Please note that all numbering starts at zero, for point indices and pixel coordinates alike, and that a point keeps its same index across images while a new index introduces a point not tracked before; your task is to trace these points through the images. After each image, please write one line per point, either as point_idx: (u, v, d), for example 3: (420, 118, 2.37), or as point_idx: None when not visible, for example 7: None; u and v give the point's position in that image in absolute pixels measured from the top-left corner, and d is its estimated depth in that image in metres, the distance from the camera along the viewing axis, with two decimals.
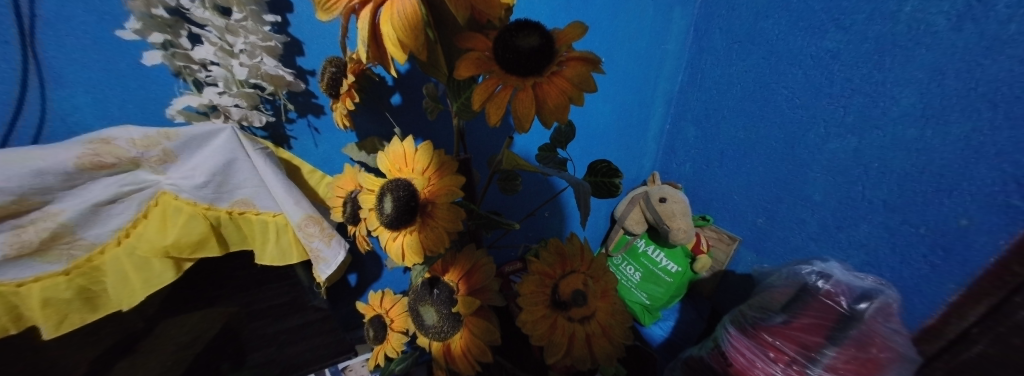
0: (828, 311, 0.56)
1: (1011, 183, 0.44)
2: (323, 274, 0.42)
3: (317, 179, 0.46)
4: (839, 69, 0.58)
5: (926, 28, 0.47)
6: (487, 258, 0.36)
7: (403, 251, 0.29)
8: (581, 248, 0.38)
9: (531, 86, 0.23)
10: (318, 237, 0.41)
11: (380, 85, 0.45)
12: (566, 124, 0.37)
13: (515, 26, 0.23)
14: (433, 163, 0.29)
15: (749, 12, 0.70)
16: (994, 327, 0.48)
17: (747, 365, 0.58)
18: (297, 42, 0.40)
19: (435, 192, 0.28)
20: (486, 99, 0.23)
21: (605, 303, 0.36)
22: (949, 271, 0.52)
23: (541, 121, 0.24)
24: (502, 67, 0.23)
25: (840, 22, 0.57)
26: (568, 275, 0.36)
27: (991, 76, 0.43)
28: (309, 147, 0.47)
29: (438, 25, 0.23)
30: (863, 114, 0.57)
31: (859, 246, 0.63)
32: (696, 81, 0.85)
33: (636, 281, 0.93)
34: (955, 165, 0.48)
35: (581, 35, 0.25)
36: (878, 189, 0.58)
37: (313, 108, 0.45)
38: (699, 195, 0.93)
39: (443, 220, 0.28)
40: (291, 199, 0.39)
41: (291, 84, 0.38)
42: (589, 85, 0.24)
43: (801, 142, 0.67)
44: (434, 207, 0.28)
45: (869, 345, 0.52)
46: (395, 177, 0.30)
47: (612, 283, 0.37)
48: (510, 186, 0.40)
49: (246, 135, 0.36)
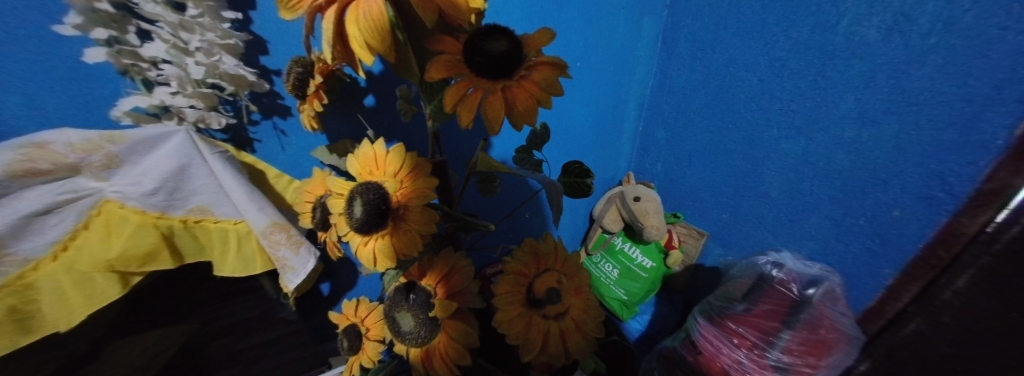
0: (782, 297, 0.62)
1: (933, 178, 0.50)
2: (291, 284, 0.40)
3: (284, 184, 0.44)
4: (788, 76, 0.64)
5: (860, 39, 0.53)
6: (467, 260, 0.36)
7: (375, 256, 0.28)
8: (554, 246, 0.39)
9: (500, 90, 0.24)
10: (285, 245, 0.39)
11: (352, 87, 0.44)
12: (542, 126, 0.38)
13: (483, 31, 0.23)
14: (406, 165, 0.29)
15: (710, 22, 0.74)
16: (925, 308, 0.55)
17: (715, 353, 0.63)
18: (260, 40, 0.38)
19: (405, 194, 0.28)
20: (459, 101, 0.23)
21: (578, 299, 0.37)
22: (888, 257, 0.59)
23: (511, 123, 0.24)
24: (473, 70, 0.23)
25: (788, 34, 0.62)
26: (542, 273, 0.37)
27: (914, 82, 0.48)
28: (275, 151, 0.44)
29: (408, 26, 0.23)
30: (811, 116, 0.62)
31: (812, 237, 0.68)
32: (665, 86, 0.88)
33: (614, 277, 0.97)
34: (887, 162, 0.54)
35: (549, 42, 0.26)
36: (823, 184, 0.63)
37: (279, 109, 0.42)
38: (671, 193, 0.97)
39: (416, 223, 0.28)
40: (254, 205, 0.37)
41: (254, 84, 0.36)
42: (556, 89, 0.25)
43: (758, 143, 0.72)
44: (405, 211, 0.28)
45: (818, 328, 0.58)
46: (366, 180, 0.29)
47: (585, 279, 0.38)
48: (488, 188, 0.40)
49: (202, 138, 0.34)
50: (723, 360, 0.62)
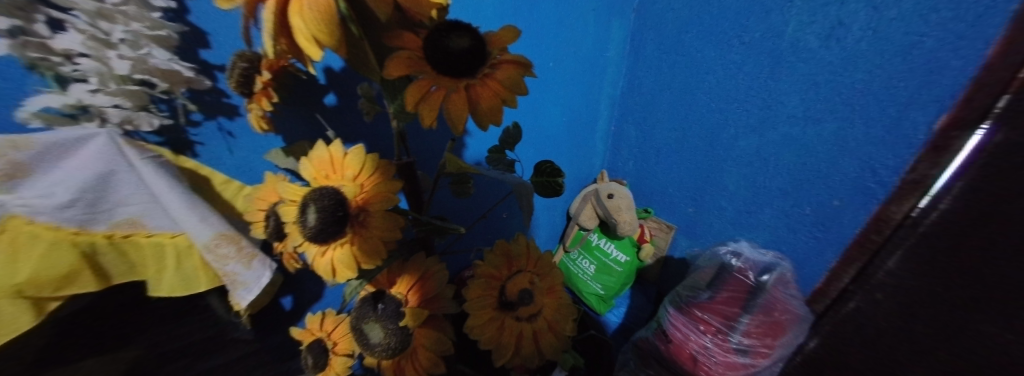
0: (741, 284, 0.69)
1: (867, 171, 0.57)
2: (243, 300, 0.34)
3: (234, 191, 0.37)
4: (742, 78, 0.68)
5: (803, 46, 0.58)
6: (441, 265, 0.35)
7: (333, 266, 0.26)
8: (527, 246, 0.38)
9: (463, 88, 0.23)
10: (234, 258, 0.32)
11: (310, 84, 0.39)
12: (514, 126, 0.38)
13: (446, 27, 0.22)
14: (367, 168, 0.27)
15: (673, 25, 0.77)
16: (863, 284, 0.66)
17: (683, 339, 0.68)
18: (199, 32, 0.31)
19: (365, 199, 0.26)
20: (421, 100, 0.22)
21: (551, 298, 0.38)
22: (831, 241, 0.66)
23: (476, 122, 0.23)
24: (435, 67, 0.22)
25: (742, 39, 0.65)
26: (514, 275, 0.37)
27: (849, 83, 0.54)
28: (221, 155, 0.37)
29: (365, 19, 0.21)
30: (763, 115, 0.67)
31: (768, 226, 0.74)
32: (634, 86, 0.91)
33: (591, 273, 0.99)
34: (828, 157, 0.60)
35: (514, 39, 0.26)
36: (775, 177, 0.69)
37: (223, 109, 0.35)
38: (642, 190, 1.01)
39: (376, 230, 0.26)
40: (196, 216, 0.30)
41: (192, 81, 0.29)
42: (521, 88, 0.25)
43: (717, 140, 0.76)
44: (365, 218, 0.26)
45: (773, 311, 0.66)
46: (323, 185, 0.26)
47: (556, 278, 0.39)
48: (462, 190, 0.39)
49: (128, 141, 0.27)
50: (691, 346, 0.67)
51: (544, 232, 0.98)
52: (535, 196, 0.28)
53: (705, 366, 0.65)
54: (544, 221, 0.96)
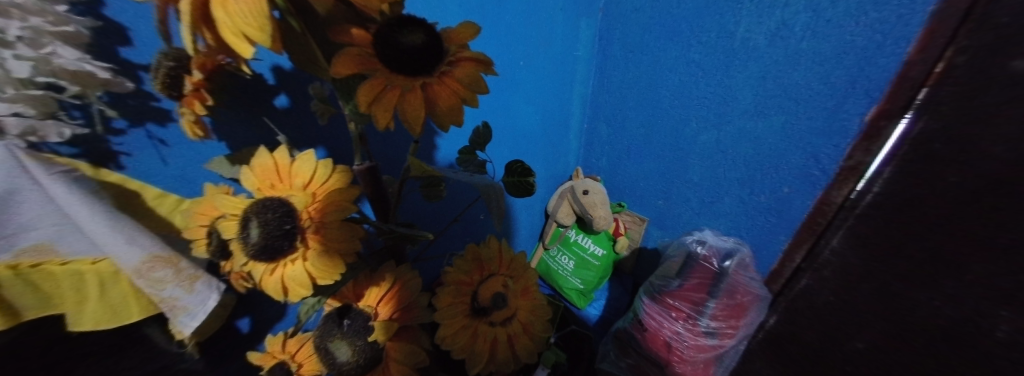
0: (706, 271, 0.73)
1: (813, 160, 0.62)
2: (186, 329, 0.28)
3: (170, 207, 0.31)
4: (701, 76, 0.71)
5: (752, 45, 0.62)
6: (412, 272, 0.33)
7: (285, 284, 0.24)
8: (497, 248, 0.37)
9: (420, 87, 0.22)
10: (172, 281, 0.27)
11: (259, 85, 0.33)
12: (485, 126, 0.37)
13: (397, 22, 0.21)
14: (319, 174, 0.24)
15: (638, 25, 0.79)
16: (813, 261, 0.72)
17: (657, 327, 0.73)
18: (117, 27, 0.25)
19: (319, 211, 0.24)
20: (374, 101, 0.21)
21: (525, 301, 0.38)
22: (782, 225, 0.72)
23: (434, 123, 0.23)
24: (387, 65, 0.21)
25: (699, 39, 0.69)
26: (487, 279, 0.36)
27: (794, 80, 0.59)
28: (153, 166, 0.31)
29: (308, 13, 0.19)
30: (721, 110, 0.71)
31: (729, 215, 0.79)
32: (604, 85, 0.94)
33: (570, 269, 1.01)
34: (778, 148, 0.65)
35: (473, 36, 0.25)
36: (733, 168, 0.74)
37: (154, 114, 0.29)
38: (615, 185, 1.04)
39: (332, 244, 0.23)
40: (121, 236, 0.24)
41: (111, 83, 0.24)
42: (480, 86, 0.24)
43: (681, 135, 0.80)
44: (320, 233, 0.23)
45: (736, 294, 0.71)
46: (270, 196, 0.24)
47: (531, 279, 0.39)
48: (434, 193, 0.37)
49: (31, 154, 0.22)
50: (665, 333, 0.72)
51: (523, 231, 0.98)
52: (505, 195, 0.27)
53: (677, 351, 0.71)
54: (525, 220, 0.96)
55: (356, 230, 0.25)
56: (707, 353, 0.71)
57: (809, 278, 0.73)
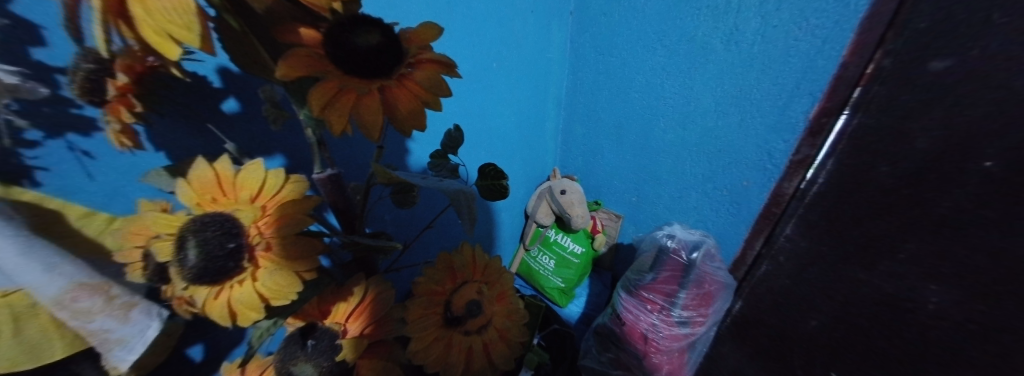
0: (677, 263, 0.76)
1: (768, 154, 0.66)
2: (121, 364, 0.22)
3: (98, 228, 0.25)
4: (666, 78, 0.75)
5: (710, 49, 0.66)
6: (384, 284, 0.32)
7: (233, 309, 0.20)
8: (471, 255, 0.37)
9: (377, 90, 0.21)
10: (104, 312, 0.21)
11: (203, 88, 0.30)
12: (456, 129, 0.37)
13: (350, 20, 0.19)
14: (267, 184, 0.22)
15: (606, 28, 0.81)
16: (773, 248, 0.77)
17: (634, 320, 0.76)
18: (27, 26, 0.22)
19: (269, 224, 0.21)
20: (328, 104, 0.19)
21: (501, 306, 0.38)
22: (743, 216, 0.76)
23: (395, 128, 0.21)
24: (340, 67, 0.19)
25: (663, 42, 0.72)
26: (460, 287, 0.35)
27: (749, 81, 0.63)
28: (78, 181, 0.27)
29: (250, 9, 0.18)
30: (684, 110, 0.74)
31: (696, 208, 0.83)
32: (577, 86, 0.95)
33: (551, 268, 1.02)
34: (736, 144, 0.70)
35: (434, 37, 0.25)
36: (698, 165, 0.78)
37: (78, 122, 0.25)
38: (591, 184, 1.06)
39: (285, 261, 0.21)
40: (36, 263, 0.19)
41: (24, 89, 0.20)
42: (443, 88, 0.23)
43: (650, 134, 0.83)
44: (270, 249, 0.21)
45: (704, 284, 0.75)
46: (209, 210, 0.21)
47: (507, 283, 0.39)
48: (406, 200, 0.35)
49: None
50: (642, 325, 0.76)
51: (503, 234, 0.98)
52: (478, 199, 0.26)
53: (654, 341, 0.75)
54: (505, 222, 0.96)
55: (317, 245, 0.22)
56: (681, 341, 0.75)
57: (768, 264, 0.79)
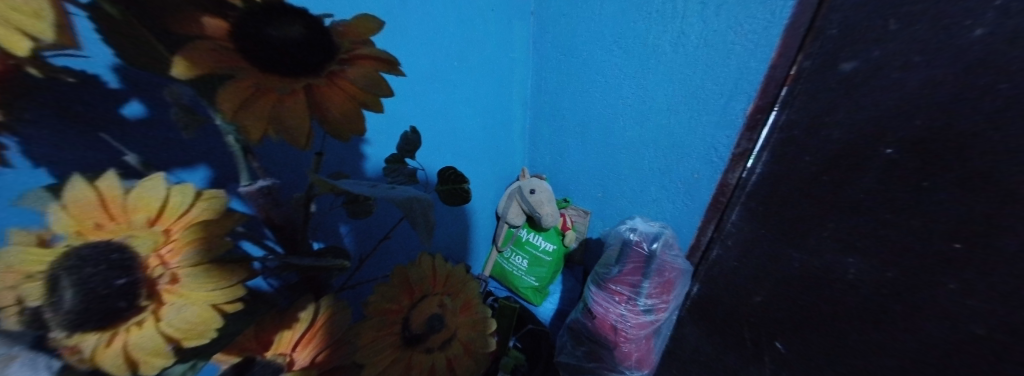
0: (639, 255, 0.80)
1: (717, 148, 0.72)
2: None
3: None
4: (623, 78, 0.78)
5: (660, 51, 0.70)
6: (341, 302, 0.28)
7: (133, 361, 0.16)
8: (431, 266, 0.35)
9: (304, 90, 0.19)
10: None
11: (104, 93, 0.26)
12: (413, 131, 0.35)
13: (266, 11, 0.17)
14: (172, 200, 0.17)
15: (566, 29, 0.83)
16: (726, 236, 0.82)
17: (603, 313, 0.79)
18: None
19: (177, 252, 0.16)
20: (242, 108, 0.17)
21: (466, 316, 0.37)
22: (696, 206, 0.82)
23: (327, 132, 0.20)
24: (254, 64, 0.17)
25: (619, 44, 0.75)
26: (420, 301, 0.33)
27: (696, 81, 0.67)
28: None
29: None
30: (641, 109, 0.78)
31: (656, 201, 0.87)
32: (541, 86, 0.96)
33: (524, 268, 1.04)
34: (686, 140, 0.75)
35: (372, 31, 0.23)
36: (656, 160, 0.82)
37: None
38: (559, 182, 1.08)
39: (207, 292, 0.17)
40: None
41: None
42: (382, 87, 0.22)
43: (612, 132, 0.87)
44: (179, 283, 0.16)
45: (665, 272, 0.79)
46: (92, 238, 0.15)
47: (471, 292, 0.38)
48: (360, 209, 0.32)
49: None
50: (611, 317, 0.79)
51: (470, 237, 0.96)
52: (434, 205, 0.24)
53: (622, 331, 0.78)
54: (473, 224, 0.95)
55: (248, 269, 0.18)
56: (647, 329, 0.78)
57: (719, 250, 0.85)
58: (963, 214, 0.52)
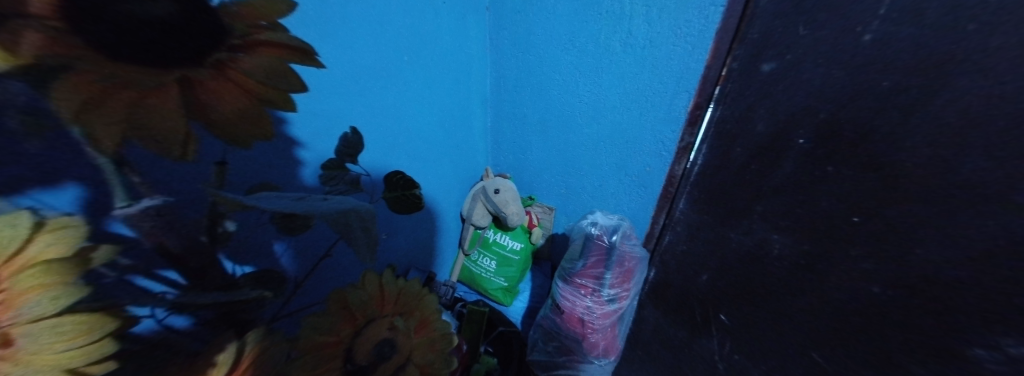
0: (600, 248, 0.82)
1: (663, 143, 0.77)
2: None
3: None
4: (579, 76, 0.80)
5: (612, 51, 0.73)
6: (274, 336, 0.23)
7: None
8: (380, 282, 0.31)
9: (180, 85, 0.18)
10: None
11: None
12: (354, 134, 0.36)
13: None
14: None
15: (523, 26, 0.82)
16: (678, 224, 0.86)
17: (570, 307, 0.81)
18: None
19: (9, 306, 0.12)
20: (92, 107, 0.16)
21: (423, 336, 0.32)
22: (649, 197, 0.87)
23: (212, 129, 0.20)
24: (105, 53, 0.15)
25: (574, 43, 0.77)
26: (369, 324, 0.29)
27: (645, 80, 0.72)
28: None
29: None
30: (596, 107, 0.82)
31: (614, 194, 0.92)
32: (501, 84, 0.96)
33: (493, 269, 1.03)
34: (637, 136, 0.80)
35: (276, 16, 0.24)
36: (612, 155, 0.86)
37: None
38: (523, 180, 1.09)
39: (75, 345, 0.14)
40: None
41: None
42: (278, 82, 0.22)
43: (572, 129, 0.89)
44: (15, 349, 0.12)
45: (625, 262, 0.82)
46: None
47: (428, 309, 0.34)
48: (295, 225, 0.29)
49: None
50: (578, 310, 0.81)
51: (435, 242, 0.95)
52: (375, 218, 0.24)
53: (589, 322, 0.80)
54: (437, 227, 0.93)
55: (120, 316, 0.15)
56: (610, 318, 0.81)
57: (671, 236, 0.89)
58: (857, 190, 0.57)
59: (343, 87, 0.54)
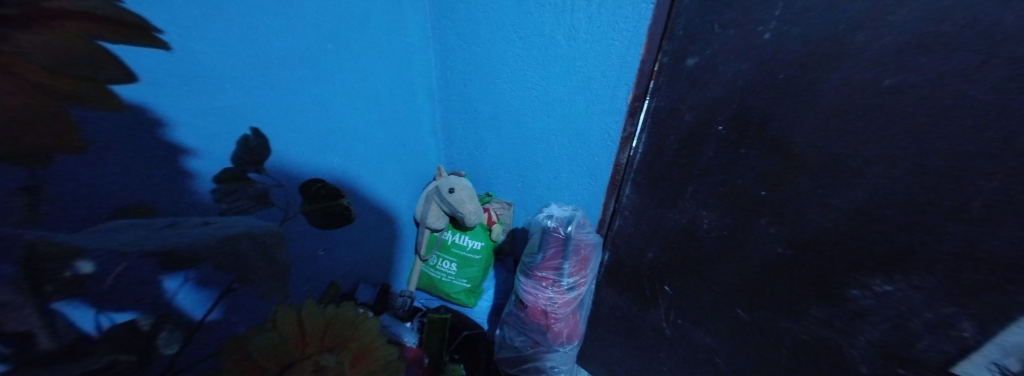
0: (558, 240, 0.84)
1: (608, 133, 0.82)
2: None
3: None
4: (525, 68, 0.80)
5: (555, 45, 0.75)
6: None
7: None
8: (300, 320, 0.39)
9: None
10: None
11: None
12: (255, 135, 0.49)
13: None
14: None
15: (466, 15, 0.80)
16: (627, 213, 0.88)
17: (534, 301, 0.82)
18: None
19: None
20: None
21: (357, 364, 0.40)
22: (599, 185, 0.92)
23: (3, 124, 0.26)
24: None
25: (518, 34, 0.76)
26: (297, 362, 0.36)
27: (589, 74, 0.76)
28: None
29: None
30: (544, 100, 0.83)
31: (568, 185, 0.96)
32: (446, 77, 0.92)
33: (454, 272, 1.01)
34: (584, 127, 0.84)
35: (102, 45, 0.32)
36: (563, 147, 0.89)
37: None
38: (478, 176, 1.07)
39: None
40: None
41: None
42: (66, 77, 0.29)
43: (523, 123, 0.89)
44: None
45: (581, 251, 0.84)
46: None
47: (358, 340, 0.42)
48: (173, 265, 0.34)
49: None
50: (541, 302, 0.82)
51: (390, 249, 0.90)
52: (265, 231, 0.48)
53: (552, 314, 0.82)
54: (391, 233, 0.88)
55: None
56: (572, 305, 0.83)
57: (624, 218, 0.89)
58: (764, 169, 0.65)
59: (247, 77, 0.47)
